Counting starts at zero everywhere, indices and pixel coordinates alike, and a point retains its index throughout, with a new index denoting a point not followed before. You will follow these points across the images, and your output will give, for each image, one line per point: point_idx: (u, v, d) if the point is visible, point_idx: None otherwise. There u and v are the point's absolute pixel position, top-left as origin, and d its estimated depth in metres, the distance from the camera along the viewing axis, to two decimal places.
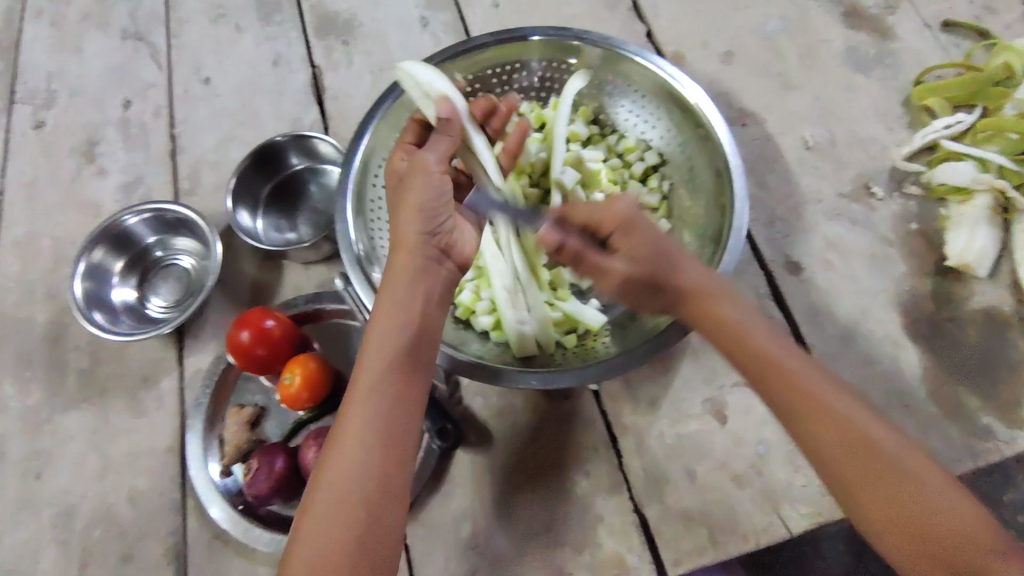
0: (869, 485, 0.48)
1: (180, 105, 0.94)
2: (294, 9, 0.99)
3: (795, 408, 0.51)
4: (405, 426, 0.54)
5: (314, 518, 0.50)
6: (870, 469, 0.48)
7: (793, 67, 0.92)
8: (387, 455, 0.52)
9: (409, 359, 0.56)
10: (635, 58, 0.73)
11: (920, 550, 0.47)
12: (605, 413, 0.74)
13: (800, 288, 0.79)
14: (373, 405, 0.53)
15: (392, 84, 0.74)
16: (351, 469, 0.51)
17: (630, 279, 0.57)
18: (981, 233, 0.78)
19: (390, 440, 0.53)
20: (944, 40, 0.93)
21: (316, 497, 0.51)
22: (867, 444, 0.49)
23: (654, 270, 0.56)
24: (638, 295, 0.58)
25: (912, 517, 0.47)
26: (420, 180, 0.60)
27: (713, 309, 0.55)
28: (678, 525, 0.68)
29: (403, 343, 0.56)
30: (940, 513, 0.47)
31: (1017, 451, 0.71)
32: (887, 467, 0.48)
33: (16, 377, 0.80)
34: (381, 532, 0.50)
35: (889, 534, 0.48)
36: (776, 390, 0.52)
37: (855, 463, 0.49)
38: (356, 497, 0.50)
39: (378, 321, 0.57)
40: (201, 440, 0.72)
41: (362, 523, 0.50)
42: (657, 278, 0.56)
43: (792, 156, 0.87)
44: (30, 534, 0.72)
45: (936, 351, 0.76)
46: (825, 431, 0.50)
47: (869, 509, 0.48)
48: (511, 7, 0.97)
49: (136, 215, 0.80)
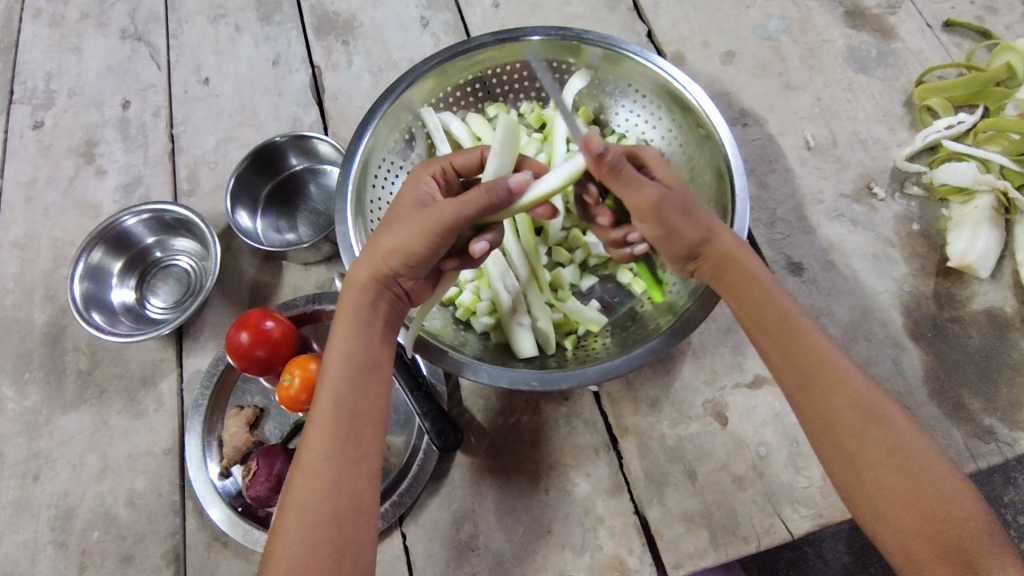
0: (886, 465, 0.51)
1: (180, 105, 0.93)
2: (294, 9, 0.98)
3: (822, 387, 0.54)
4: (369, 434, 0.54)
5: (288, 531, 0.50)
6: (888, 450, 0.51)
7: (795, 67, 0.92)
8: (356, 462, 0.53)
9: (369, 362, 0.56)
10: (636, 58, 0.72)
11: (925, 531, 0.49)
12: (606, 414, 0.73)
13: (802, 288, 0.79)
14: (337, 416, 0.53)
15: (391, 84, 0.73)
16: (321, 479, 0.51)
17: (667, 200, 0.55)
18: (983, 234, 0.77)
19: (356, 448, 0.53)
20: (945, 40, 0.93)
21: (286, 512, 0.51)
22: (887, 428, 0.52)
23: (686, 197, 0.57)
24: (673, 217, 0.56)
25: (918, 490, 0.50)
26: (414, 226, 0.54)
27: (742, 261, 0.57)
28: (679, 527, 0.68)
29: (363, 347, 0.56)
30: (950, 500, 0.50)
31: (1018, 452, 0.71)
32: (903, 452, 0.51)
33: (14, 377, 0.79)
34: (355, 539, 0.51)
35: (896, 514, 0.50)
36: (799, 358, 0.55)
37: (870, 431, 0.52)
38: (327, 507, 0.51)
39: (339, 325, 0.57)
40: (200, 441, 0.72)
41: (334, 533, 0.50)
42: (688, 205, 0.57)
43: (793, 156, 0.86)
44: (29, 535, 0.72)
45: (938, 352, 0.75)
46: (848, 411, 0.53)
47: (880, 489, 0.51)
48: (511, 7, 0.97)
49: (135, 216, 0.79)
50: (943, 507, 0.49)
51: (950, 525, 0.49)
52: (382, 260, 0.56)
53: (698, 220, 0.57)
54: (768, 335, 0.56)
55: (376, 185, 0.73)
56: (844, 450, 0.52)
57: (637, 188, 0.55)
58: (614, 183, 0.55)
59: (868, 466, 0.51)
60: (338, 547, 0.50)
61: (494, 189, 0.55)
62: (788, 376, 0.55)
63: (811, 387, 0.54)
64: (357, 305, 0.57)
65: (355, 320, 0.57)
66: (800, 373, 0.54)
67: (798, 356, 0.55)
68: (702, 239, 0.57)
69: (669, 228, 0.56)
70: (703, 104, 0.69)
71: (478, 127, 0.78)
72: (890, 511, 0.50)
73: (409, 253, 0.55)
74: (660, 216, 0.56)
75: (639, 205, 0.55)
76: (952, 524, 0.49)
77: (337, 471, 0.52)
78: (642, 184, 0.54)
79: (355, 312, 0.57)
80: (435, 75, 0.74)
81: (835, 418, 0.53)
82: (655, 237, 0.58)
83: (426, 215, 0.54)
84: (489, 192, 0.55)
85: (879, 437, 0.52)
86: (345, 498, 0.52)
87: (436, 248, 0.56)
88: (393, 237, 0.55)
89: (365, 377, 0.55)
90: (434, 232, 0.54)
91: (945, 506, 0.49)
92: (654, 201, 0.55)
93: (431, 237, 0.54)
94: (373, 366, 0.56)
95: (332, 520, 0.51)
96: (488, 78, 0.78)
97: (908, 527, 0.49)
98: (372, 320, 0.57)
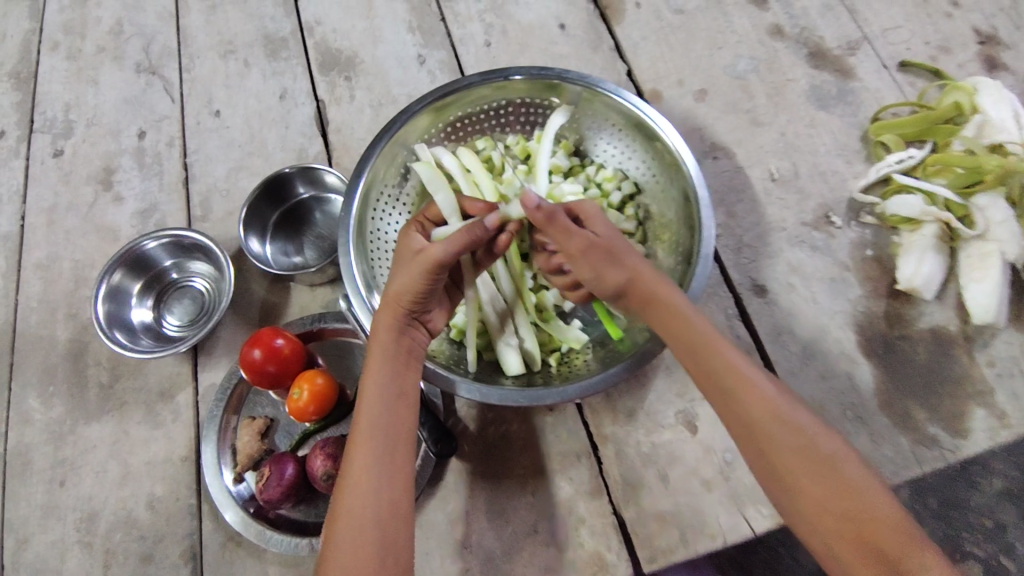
0: (802, 467, 0.58)
1: (193, 136, 1.00)
2: (300, 46, 1.06)
3: (744, 404, 0.60)
4: (402, 449, 0.63)
5: (340, 535, 0.58)
6: (803, 453, 0.58)
7: (762, 104, 1.00)
8: (393, 474, 0.61)
9: (400, 393, 0.64)
10: (611, 96, 0.80)
11: (840, 528, 0.55)
12: (587, 424, 0.80)
13: (765, 309, 0.87)
14: (375, 439, 0.61)
15: (387, 122, 0.80)
16: (365, 488, 0.59)
17: (592, 247, 0.65)
18: (928, 259, 0.85)
19: (393, 462, 0.61)
20: (900, 79, 1.01)
21: (337, 518, 0.58)
22: (801, 434, 0.59)
23: (612, 244, 0.66)
24: (598, 261, 0.66)
25: (834, 495, 0.56)
26: (411, 270, 0.65)
27: (666, 298, 0.64)
28: (653, 526, 0.75)
29: (393, 379, 0.64)
30: (862, 495, 0.56)
31: (959, 458, 0.79)
32: (818, 454, 0.58)
33: (40, 391, 0.86)
34: (396, 540, 0.59)
35: (817, 516, 0.56)
36: (722, 375, 0.62)
37: (786, 441, 0.59)
38: (373, 512, 0.58)
39: (372, 363, 0.65)
40: (215, 449, 0.78)
41: (379, 540, 0.58)
42: (613, 250, 0.66)
43: (759, 187, 0.94)
44: (56, 537, 0.78)
45: (888, 366, 0.83)
46: (766, 421, 0.59)
47: (799, 491, 0.57)
48: (502, 47, 1.05)
49: (155, 241, 0.86)
50: (855, 503, 0.56)
51: (862, 520, 0.55)
52: (396, 302, 0.65)
53: (623, 264, 0.66)
54: (696, 359, 0.63)
55: (374, 214, 0.80)
56: (768, 459, 0.59)
57: (569, 237, 0.66)
58: (552, 232, 0.67)
59: (789, 472, 0.58)
60: (383, 546, 0.58)
61: (471, 233, 0.66)
62: (711, 392, 0.63)
63: (736, 405, 0.61)
64: (384, 341, 0.65)
65: (383, 353, 0.65)
66: (721, 387, 0.62)
67: (720, 375, 0.62)
68: (625, 280, 0.65)
69: (596, 270, 0.66)
70: (670, 137, 0.77)
71: (468, 159, 0.85)
72: (810, 510, 0.57)
73: (415, 293, 0.65)
74: (587, 259, 0.66)
75: (571, 249, 0.66)
76: (863, 518, 0.55)
77: (378, 483, 0.60)
78: (573, 232, 0.66)
79: (383, 347, 0.65)
80: (429, 111, 0.81)
81: (756, 428, 0.60)
82: (586, 279, 0.68)
83: (419, 260, 0.65)
84: (467, 232, 0.65)
85: (797, 445, 0.58)
86: (386, 503, 0.59)
87: (431, 287, 0.66)
88: (399, 282, 0.65)
89: (395, 401, 0.64)
90: (429, 273, 0.65)
91: (857, 502, 0.56)
92: (579, 248, 0.66)
93: (426, 277, 0.65)
94: (403, 396, 0.65)
95: (377, 529, 0.58)
96: (476, 113, 0.86)
97: (826, 525, 0.56)
98: (397, 353, 0.66)
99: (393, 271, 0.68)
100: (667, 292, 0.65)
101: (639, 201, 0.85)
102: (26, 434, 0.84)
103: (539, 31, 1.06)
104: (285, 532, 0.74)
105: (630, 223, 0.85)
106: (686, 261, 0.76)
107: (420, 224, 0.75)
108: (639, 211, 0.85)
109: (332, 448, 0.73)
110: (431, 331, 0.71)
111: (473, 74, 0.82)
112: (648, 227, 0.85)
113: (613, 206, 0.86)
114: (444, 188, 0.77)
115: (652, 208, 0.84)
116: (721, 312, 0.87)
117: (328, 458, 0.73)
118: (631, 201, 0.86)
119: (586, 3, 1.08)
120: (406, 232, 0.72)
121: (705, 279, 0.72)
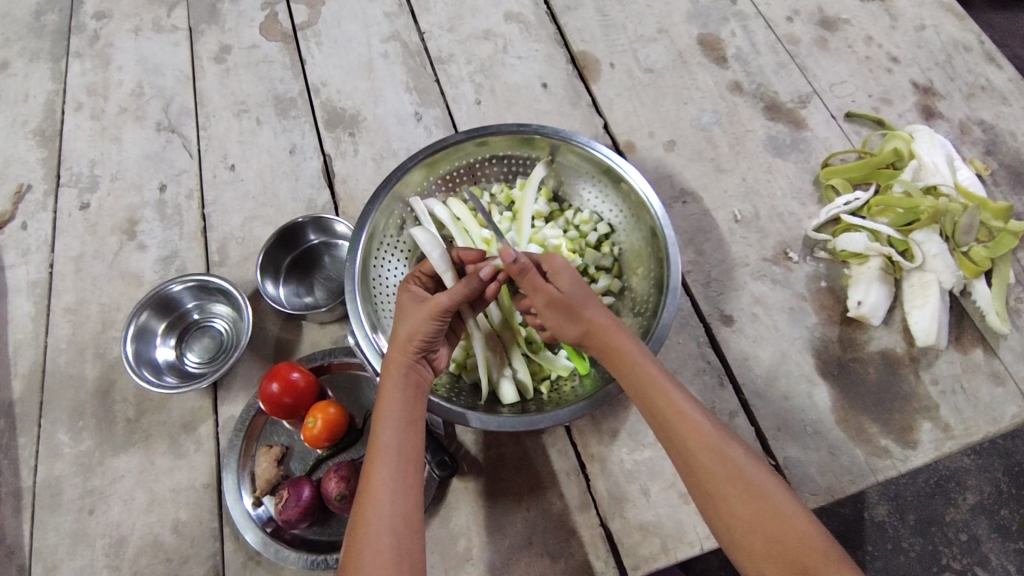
0: (734, 496, 0.67)
1: (210, 188, 1.10)
2: (307, 106, 1.17)
3: (682, 436, 0.70)
4: (413, 469, 0.70)
5: (363, 546, 0.64)
6: (734, 483, 0.67)
7: (724, 153, 1.12)
8: (406, 491, 0.68)
9: (411, 422, 0.73)
10: (583, 147, 0.90)
11: (768, 549, 0.64)
12: (575, 443, 0.89)
13: (732, 336, 0.97)
14: (390, 465, 0.69)
15: (385, 178, 0.89)
16: (383, 502, 0.67)
17: (557, 299, 0.77)
18: (874, 289, 0.95)
19: (406, 481, 0.69)
20: (847, 128, 1.13)
21: (357, 532, 0.65)
22: (731, 461, 0.68)
23: (575, 297, 0.77)
24: (561, 312, 0.77)
25: (760, 517, 0.65)
26: (424, 314, 0.75)
27: (618, 341, 0.75)
28: (637, 535, 0.83)
29: (404, 409, 0.73)
30: (786, 519, 0.65)
31: (909, 467, 0.87)
32: (746, 482, 0.67)
33: (70, 426, 0.93)
34: (411, 550, 0.65)
35: (745, 536, 0.65)
36: (664, 408, 0.71)
37: (716, 468, 0.68)
38: (389, 524, 0.65)
39: (384, 396, 0.73)
40: (236, 475, 0.85)
41: (397, 555, 0.64)
42: (577, 303, 0.77)
43: (724, 229, 1.05)
44: (86, 562, 0.85)
45: (843, 386, 0.93)
46: (702, 453, 0.69)
47: (732, 518, 0.66)
48: (491, 104, 1.16)
49: (181, 285, 0.94)
50: (780, 528, 0.64)
51: (787, 542, 0.64)
52: (407, 342, 0.75)
53: (584, 315, 0.76)
54: (641, 395, 0.73)
55: (375, 262, 0.89)
56: (706, 488, 0.68)
57: (537, 290, 0.77)
58: (524, 285, 0.77)
59: (723, 500, 0.67)
60: (399, 557, 0.64)
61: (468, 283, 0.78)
62: (657, 428, 0.72)
63: (673, 436, 0.71)
64: (396, 374, 0.74)
65: (396, 386, 0.73)
66: (664, 420, 0.71)
67: (660, 410, 0.72)
68: (584, 330, 0.76)
69: (560, 320, 0.77)
70: (638, 182, 0.87)
71: (457, 209, 0.95)
72: (742, 534, 0.66)
73: (425, 334, 0.75)
74: (552, 309, 0.77)
75: (539, 302, 0.77)
76: (789, 541, 0.64)
77: (394, 498, 0.67)
78: (540, 288, 0.77)
79: (395, 382, 0.73)
80: (420, 167, 0.91)
81: (695, 460, 0.69)
82: (557, 326, 0.78)
83: (428, 306, 0.76)
84: (467, 286, 0.78)
85: (727, 471, 0.68)
86: (402, 517, 0.67)
87: (437, 330, 0.76)
88: (409, 325, 0.75)
89: (406, 428, 0.72)
90: (435, 318, 0.76)
91: (782, 526, 0.64)
92: (543, 303, 0.78)
93: (433, 319, 0.76)
94: (414, 426, 0.73)
95: (394, 544, 0.65)
96: (463, 166, 0.96)
97: (755, 547, 0.65)
98: (407, 387, 0.74)
99: (399, 315, 0.78)
100: (619, 336, 0.75)
101: (614, 239, 0.96)
102: (55, 467, 0.90)
103: (524, 90, 1.18)
104: (301, 550, 0.80)
105: (606, 259, 0.94)
106: (659, 288, 0.85)
107: (418, 279, 0.85)
108: (614, 248, 0.95)
109: (345, 470, 0.80)
110: (435, 369, 0.80)
111: (459, 132, 0.92)
112: (623, 262, 0.95)
113: (591, 245, 0.96)
114: (439, 246, 0.85)
115: (625, 246, 0.94)
116: (693, 340, 0.97)
117: (341, 480, 0.80)
118: (607, 240, 0.96)
119: (565, 64, 1.21)
120: (408, 285, 0.82)
121: (677, 304, 0.80)
